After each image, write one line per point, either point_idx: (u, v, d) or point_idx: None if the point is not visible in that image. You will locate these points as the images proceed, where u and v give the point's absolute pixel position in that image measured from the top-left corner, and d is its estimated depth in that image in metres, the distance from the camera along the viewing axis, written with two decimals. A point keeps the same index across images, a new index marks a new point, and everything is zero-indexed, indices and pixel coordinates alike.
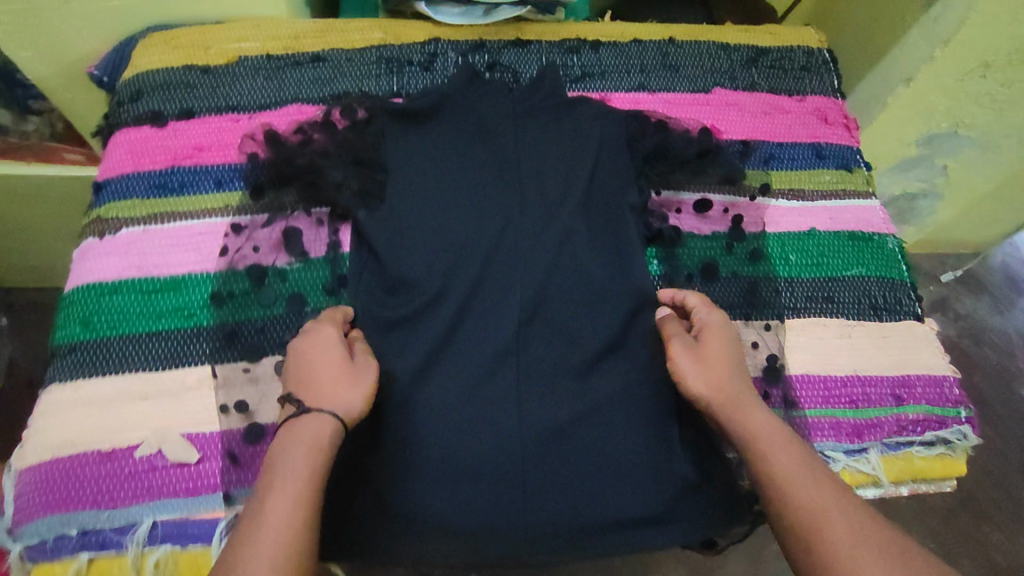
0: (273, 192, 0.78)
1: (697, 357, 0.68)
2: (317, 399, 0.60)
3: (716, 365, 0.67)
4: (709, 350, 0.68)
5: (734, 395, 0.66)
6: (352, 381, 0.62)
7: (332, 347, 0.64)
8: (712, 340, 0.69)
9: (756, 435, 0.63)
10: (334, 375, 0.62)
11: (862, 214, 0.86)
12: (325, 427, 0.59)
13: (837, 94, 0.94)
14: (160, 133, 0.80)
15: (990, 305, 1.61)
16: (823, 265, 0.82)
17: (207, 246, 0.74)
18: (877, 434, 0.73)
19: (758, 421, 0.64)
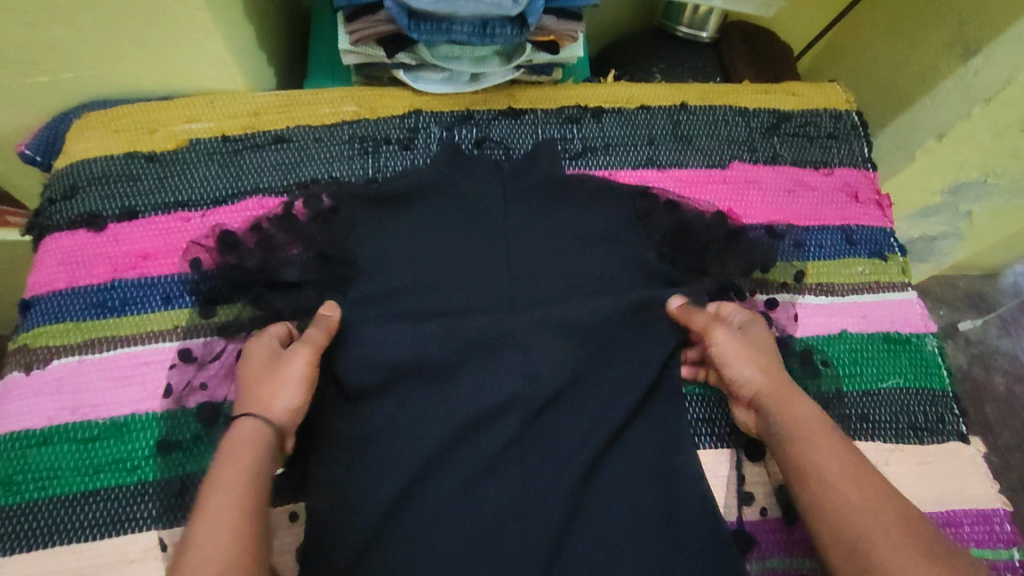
0: (228, 304, 0.69)
1: (741, 343, 0.67)
2: (248, 398, 0.60)
3: (761, 356, 0.67)
4: (751, 341, 0.68)
5: (780, 386, 0.64)
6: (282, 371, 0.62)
7: (262, 345, 0.64)
8: (752, 334, 0.69)
9: (803, 424, 0.60)
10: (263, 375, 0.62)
11: (897, 309, 0.76)
12: (255, 422, 0.58)
13: (867, 166, 0.85)
14: (98, 238, 0.70)
15: (999, 329, 1.52)
16: (857, 376, 0.72)
17: (152, 380, 0.64)
18: None
19: (799, 408, 0.62)
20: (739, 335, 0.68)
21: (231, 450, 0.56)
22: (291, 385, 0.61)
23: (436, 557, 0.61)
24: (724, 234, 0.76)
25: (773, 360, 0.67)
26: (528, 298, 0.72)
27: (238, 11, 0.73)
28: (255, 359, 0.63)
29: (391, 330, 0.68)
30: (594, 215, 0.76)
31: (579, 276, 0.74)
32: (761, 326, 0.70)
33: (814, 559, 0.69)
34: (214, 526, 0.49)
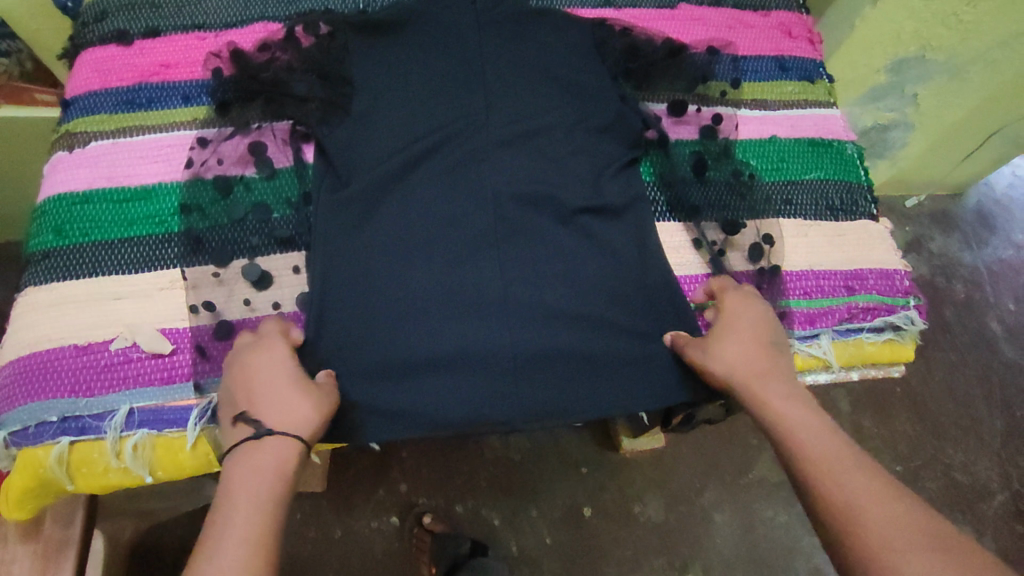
0: (239, 109, 0.79)
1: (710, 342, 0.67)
2: (263, 415, 0.58)
3: (733, 345, 0.66)
4: (727, 336, 0.67)
5: (760, 373, 0.64)
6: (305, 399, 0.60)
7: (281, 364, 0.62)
8: (727, 325, 0.68)
9: (787, 421, 0.60)
10: (284, 387, 0.60)
11: (821, 121, 0.87)
12: (272, 446, 0.57)
13: (801, 10, 0.96)
14: (126, 51, 0.81)
15: (961, 241, 1.63)
16: (783, 171, 0.83)
17: (176, 157, 0.75)
18: (829, 321, 0.74)
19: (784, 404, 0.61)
20: (711, 334, 0.67)
21: (258, 472, 0.55)
22: (311, 413, 0.59)
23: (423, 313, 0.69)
24: (664, 53, 0.87)
25: (744, 346, 0.66)
26: (500, 108, 0.81)
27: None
28: (288, 380, 0.61)
29: (378, 131, 0.77)
30: (558, 41, 0.86)
31: (545, 92, 0.83)
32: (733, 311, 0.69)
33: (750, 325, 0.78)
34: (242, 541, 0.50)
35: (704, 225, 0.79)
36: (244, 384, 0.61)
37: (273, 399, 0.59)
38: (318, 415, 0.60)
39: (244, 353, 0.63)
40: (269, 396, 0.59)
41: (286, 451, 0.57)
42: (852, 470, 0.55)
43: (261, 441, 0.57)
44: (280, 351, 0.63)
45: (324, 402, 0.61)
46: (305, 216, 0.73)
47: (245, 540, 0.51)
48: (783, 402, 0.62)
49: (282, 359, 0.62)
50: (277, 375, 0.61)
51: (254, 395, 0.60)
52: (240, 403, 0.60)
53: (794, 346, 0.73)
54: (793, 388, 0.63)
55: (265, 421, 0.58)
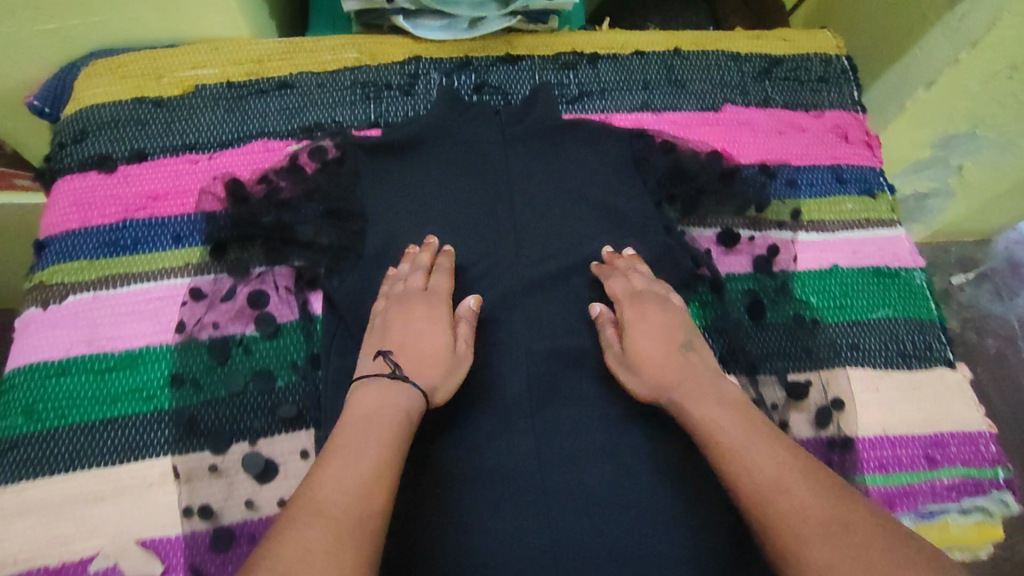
0: (237, 250, 0.70)
1: (626, 351, 0.64)
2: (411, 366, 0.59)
3: (645, 352, 0.63)
4: (644, 348, 0.63)
5: (678, 377, 0.60)
6: (449, 368, 0.61)
7: (435, 326, 0.63)
8: (643, 335, 0.64)
9: (706, 424, 0.55)
10: (433, 348, 0.61)
11: (887, 245, 0.78)
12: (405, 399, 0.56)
13: (857, 107, 0.86)
14: (107, 179, 0.71)
15: (990, 291, 1.42)
16: (846, 308, 0.74)
17: (165, 314, 0.66)
18: (910, 503, 0.67)
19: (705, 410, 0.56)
20: (630, 348, 0.64)
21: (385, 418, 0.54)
22: (446, 381, 0.60)
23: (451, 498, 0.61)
24: (715, 172, 0.79)
25: (661, 352, 0.63)
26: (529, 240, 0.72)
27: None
28: (437, 339, 0.62)
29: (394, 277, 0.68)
30: (591, 156, 0.77)
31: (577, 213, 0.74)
32: (648, 317, 0.65)
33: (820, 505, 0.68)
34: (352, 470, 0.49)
35: (763, 383, 0.70)
36: (393, 327, 0.63)
37: (415, 351, 0.61)
38: (451, 381, 0.61)
39: (400, 300, 0.64)
40: (410, 346, 0.61)
41: (418, 403, 0.56)
42: (756, 448, 0.52)
43: (396, 387, 0.57)
44: (440, 311, 0.64)
45: (457, 371, 0.61)
46: (313, 385, 0.64)
47: (375, 464, 0.50)
48: (697, 398, 0.57)
49: (436, 317, 0.63)
50: (427, 330, 0.62)
51: (402, 338, 0.61)
52: (388, 342, 0.62)
53: None
54: (715, 387, 0.59)
55: (405, 368, 0.59)
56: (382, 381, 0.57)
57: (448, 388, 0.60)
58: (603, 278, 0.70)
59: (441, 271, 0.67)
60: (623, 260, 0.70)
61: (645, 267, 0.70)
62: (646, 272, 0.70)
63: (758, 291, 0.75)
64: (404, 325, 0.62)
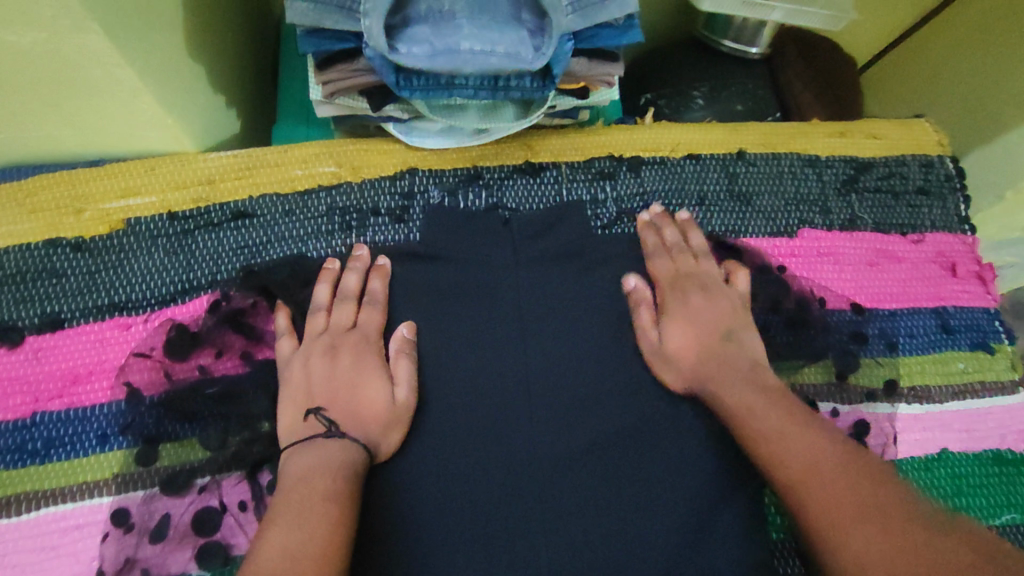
0: (176, 450, 0.54)
1: (661, 329, 0.59)
2: (346, 420, 0.52)
3: (684, 329, 0.58)
4: (680, 340, 0.58)
5: (715, 370, 0.55)
6: (387, 411, 0.53)
7: (368, 363, 0.55)
8: (681, 320, 0.59)
9: (747, 413, 0.52)
10: (365, 386, 0.54)
11: (1006, 419, 0.62)
12: (337, 452, 0.49)
13: (964, 227, 0.69)
14: (14, 357, 0.56)
15: None
16: (963, 513, 0.58)
17: (83, 551, 0.51)
18: None
19: (750, 396, 0.53)
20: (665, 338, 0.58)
21: (323, 470, 0.47)
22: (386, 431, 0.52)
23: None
24: (784, 325, 0.62)
25: (703, 331, 0.58)
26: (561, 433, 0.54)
27: (181, 42, 0.55)
28: (374, 390, 0.54)
29: (379, 491, 0.52)
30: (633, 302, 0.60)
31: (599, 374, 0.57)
32: (691, 292, 0.60)
33: None
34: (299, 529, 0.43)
35: None
36: (318, 381, 0.54)
37: (351, 408, 0.52)
38: (395, 437, 0.53)
39: (324, 343, 0.56)
40: (341, 402, 0.53)
41: (357, 458, 0.49)
42: (796, 438, 0.49)
43: (324, 443, 0.50)
44: (370, 357, 0.55)
45: (401, 422, 0.53)
46: None
47: (322, 520, 0.44)
48: (732, 390, 0.54)
49: (368, 366, 0.55)
50: (358, 382, 0.54)
51: (331, 394, 0.53)
52: (313, 398, 0.53)
53: None
54: (761, 376, 0.55)
55: (340, 425, 0.51)
56: (314, 440, 0.50)
57: (389, 433, 0.53)
58: (645, 257, 0.63)
59: (374, 304, 0.58)
60: (676, 225, 0.64)
61: (700, 234, 0.64)
62: (700, 244, 0.64)
63: None
64: (334, 368, 0.55)
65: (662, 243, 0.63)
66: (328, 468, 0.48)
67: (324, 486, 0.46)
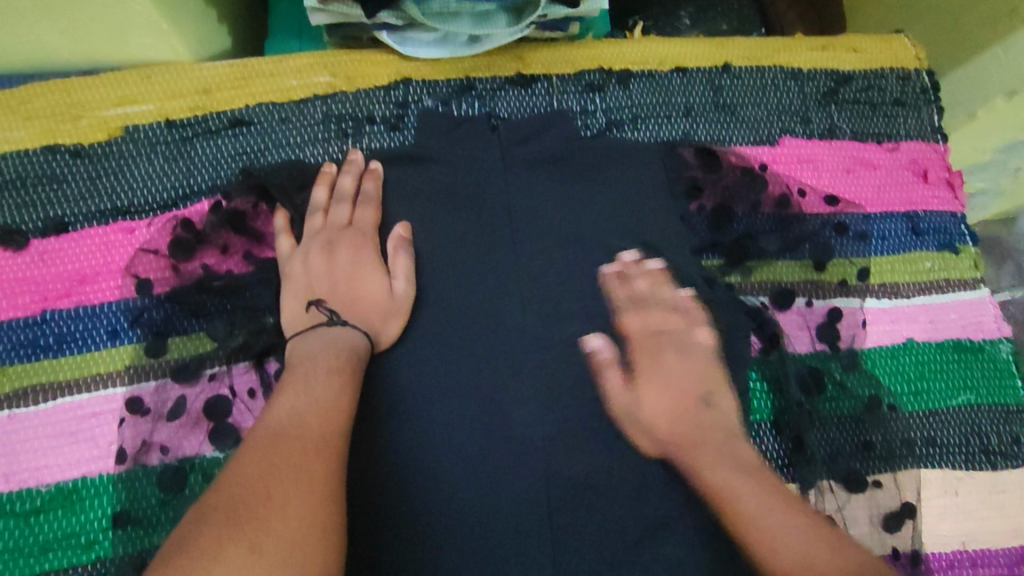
0: (185, 344, 0.56)
1: (329, 251, 0.57)
2: (348, 311, 0.55)
3: (330, 268, 0.57)
4: (653, 407, 0.55)
5: (692, 438, 0.54)
6: (387, 301, 0.56)
7: (364, 257, 0.58)
8: (349, 287, 0.56)
9: (304, 360, 0.50)
10: (359, 275, 0.57)
11: (968, 312, 0.67)
12: (344, 338, 0.52)
13: (936, 136, 0.72)
14: (18, 259, 0.57)
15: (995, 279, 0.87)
16: (923, 394, 0.63)
17: (102, 435, 0.54)
18: None
19: (319, 343, 0.52)
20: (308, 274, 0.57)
21: (322, 350, 0.51)
22: (390, 318, 0.55)
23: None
24: (771, 221, 0.65)
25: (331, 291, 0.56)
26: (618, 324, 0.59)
27: None
28: (372, 283, 0.56)
29: (385, 373, 0.55)
30: (621, 201, 0.63)
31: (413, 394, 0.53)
32: (343, 249, 0.58)
33: None
34: (305, 400, 0.46)
35: (814, 492, 0.59)
36: (319, 273, 0.57)
37: (351, 299, 0.55)
38: (396, 325, 0.56)
39: (321, 239, 0.58)
40: (341, 292, 0.56)
41: (360, 343, 0.52)
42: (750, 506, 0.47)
43: (330, 329, 0.53)
44: (365, 251, 0.58)
45: (398, 312, 0.56)
46: None
47: (329, 389, 0.47)
48: (713, 465, 0.51)
49: (364, 260, 0.58)
50: (358, 276, 0.57)
51: (330, 285, 0.56)
52: (315, 287, 0.56)
53: None
54: (331, 330, 0.53)
55: (342, 312, 0.54)
56: (317, 326, 0.53)
57: (389, 321, 0.55)
58: (614, 309, 0.59)
59: (368, 202, 0.60)
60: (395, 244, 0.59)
61: (672, 287, 0.60)
62: (400, 266, 0.57)
63: (829, 375, 0.62)
64: (332, 260, 0.57)
65: (633, 267, 0.60)
66: (329, 348, 0.51)
67: (326, 361, 0.50)
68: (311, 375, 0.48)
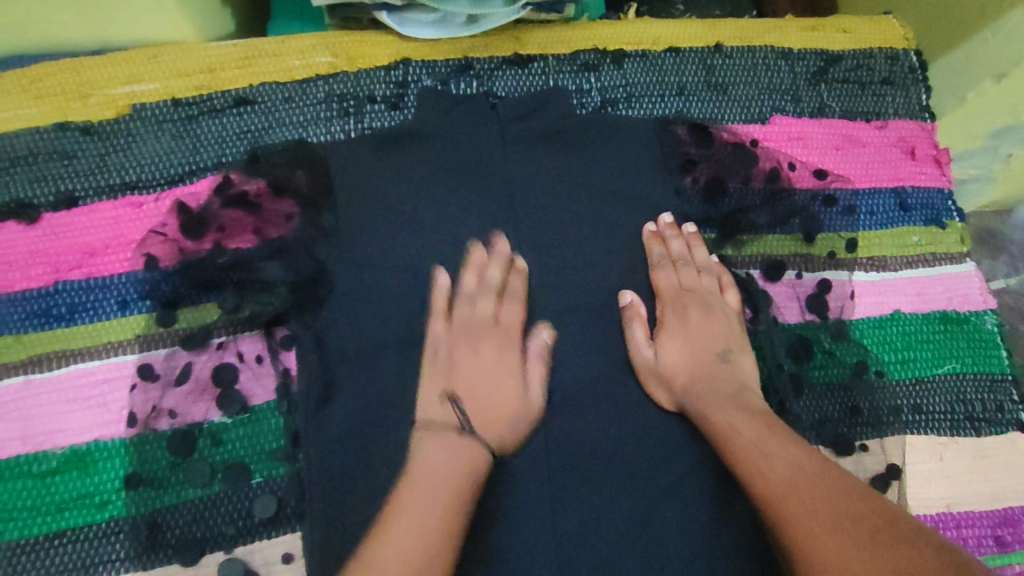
0: (192, 314, 0.58)
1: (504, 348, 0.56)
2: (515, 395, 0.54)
3: (501, 359, 0.56)
4: (674, 357, 0.57)
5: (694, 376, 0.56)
6: (499, 397, 0.54)
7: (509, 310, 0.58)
8: (510, 364, 0.56)
9: (429, 479, 0.47)
10: (504, 339, 0.57)
11: (953, 285, 0.69)
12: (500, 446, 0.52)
13: (924, 115, 0.74)
14: (31, 232, 0.59)
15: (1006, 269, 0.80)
16: (910, 363, 0.65)
17: (113, 401, 0.56)
18: None
19: (440, 459, 0.49)
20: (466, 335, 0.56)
21: (448, 475, 0.48)
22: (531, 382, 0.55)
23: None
24: (762, 196, 0.66)
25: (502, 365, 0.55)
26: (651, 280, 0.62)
27: None
28: (485, 376, 0.55)
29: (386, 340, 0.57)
30: (616, 175, 0.64)
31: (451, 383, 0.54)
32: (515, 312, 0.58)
33: None
34: (420, 516, 0.44)
35: None
36: (459, 369, 0.55)
37: (480, 404, 0.53)
38: (522, 428, 0.54)
39: (467, 335, 0.56)
40: (482, 391, 0.54)
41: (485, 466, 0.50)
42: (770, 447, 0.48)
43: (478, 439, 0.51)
44: (513, 354, 0.56)
45: (531, 415, 0.55)
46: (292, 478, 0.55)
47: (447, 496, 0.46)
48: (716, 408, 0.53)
49: (505, 367, 0.55)
50: (500, 378, 0.55)
51: (470, 384, 0.54)
52: (453, 384, 0.54)
53: None
54: (494, 441, 0.52)
55: (472, 417, 0.52)
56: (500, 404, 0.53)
57: (493, 398, 0.54)
58: (650, 264, 0.62)
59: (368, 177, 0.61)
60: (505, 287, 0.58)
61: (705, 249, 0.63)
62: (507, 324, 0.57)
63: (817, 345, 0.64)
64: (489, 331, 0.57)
65: (669, 228, 0.63)
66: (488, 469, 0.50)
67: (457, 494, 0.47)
68: (425, 495, 0.46)
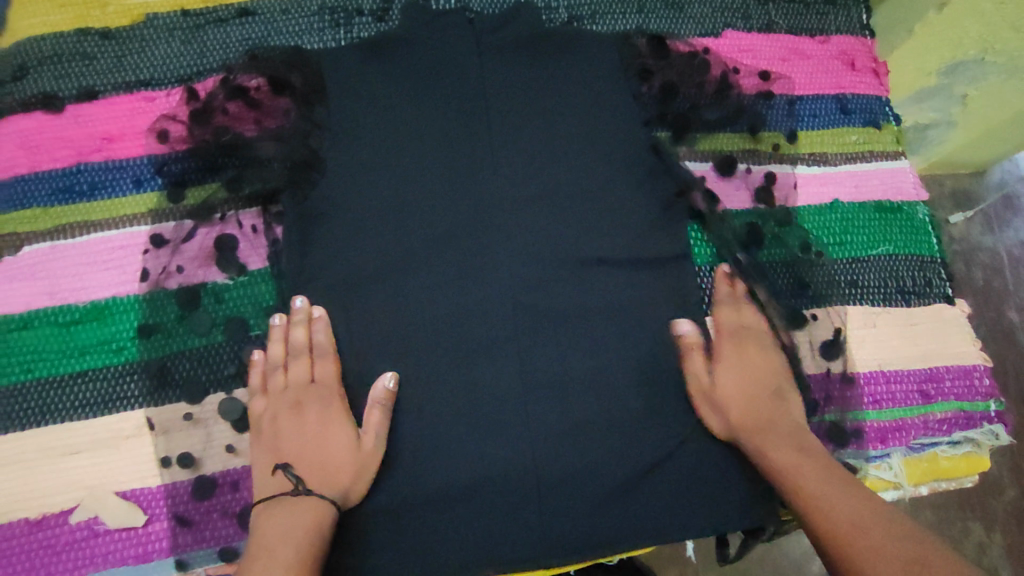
0: (200, 190, 0.65)
1: (299, 407, 0.58)
2: (317, 459, 0.56)
3: (321, 417, 0.58)
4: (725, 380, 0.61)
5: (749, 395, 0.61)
6: (329, 452, 0.57)
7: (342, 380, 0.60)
8: (297, 427, 0.58)
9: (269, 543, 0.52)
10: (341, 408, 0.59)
11: (889, 178, 0.76)
12: (304, 510, 0.54)
13: (865, 32, 0.81)
14: (56, 120, 0.66)
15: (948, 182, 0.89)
16: (846, 244, 0.72)
17: (129, 262, 0.63)
18: (935, 431, 0.68)
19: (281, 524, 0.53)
20: (333, 392, 0.59)
21: (279, 538, 0.52)
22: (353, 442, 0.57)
23: (436, 454, 0.58)
24: (710, 97, 0.74)
25: (317, 429, 0.58)
26: (616, 164, 0.68)
27: None
28: (338, 440, 0.57)
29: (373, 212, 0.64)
30: (580, 76, 0.70)
31: (327, 434, 0.57)
32: (300, 371, 0.59)
33: (873, 407, 0.67)
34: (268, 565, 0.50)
35: None
36: (285, 436, 0.58)
37: (318, 462, 0.56)
38: (361, 484, 0.57)
39: (288, 398, 0.59)
40: (310, 456, 0.57)
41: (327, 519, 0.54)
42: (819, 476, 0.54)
43: (293, 502, 0.54)
44: (330, 412, 0.58)
45: (370, 467, 0.57)
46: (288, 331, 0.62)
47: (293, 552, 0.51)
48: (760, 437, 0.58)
49: (331, 418, 0.58)
50: (325, 438, 0.58)
51: (301, 450, 0.57)
52: (281, 452, 0.57)
53: (865, 468, 0.66)
54: (284, 511, 0.54)
55: (306, 480, 0.55)
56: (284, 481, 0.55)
57: (342, 470, 0.56)
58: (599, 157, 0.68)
59: (355, 72, 0.68)
60: (303, 325, 0.60)
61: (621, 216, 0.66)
62: (378, 391, 0.58)
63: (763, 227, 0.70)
64: (285, 397, 0.59)
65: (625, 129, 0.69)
66: (266, 538, 0.52)
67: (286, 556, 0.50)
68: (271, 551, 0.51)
